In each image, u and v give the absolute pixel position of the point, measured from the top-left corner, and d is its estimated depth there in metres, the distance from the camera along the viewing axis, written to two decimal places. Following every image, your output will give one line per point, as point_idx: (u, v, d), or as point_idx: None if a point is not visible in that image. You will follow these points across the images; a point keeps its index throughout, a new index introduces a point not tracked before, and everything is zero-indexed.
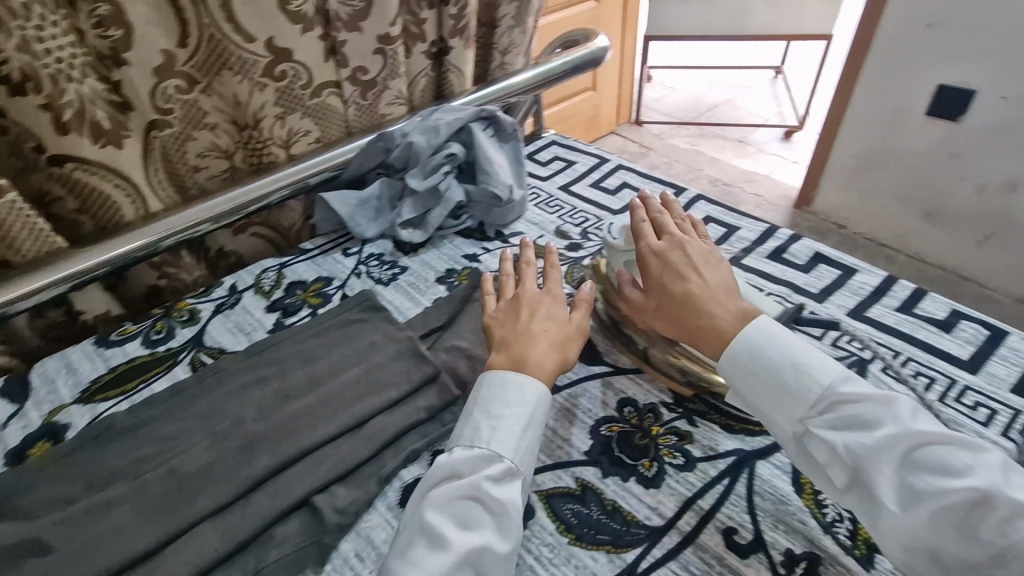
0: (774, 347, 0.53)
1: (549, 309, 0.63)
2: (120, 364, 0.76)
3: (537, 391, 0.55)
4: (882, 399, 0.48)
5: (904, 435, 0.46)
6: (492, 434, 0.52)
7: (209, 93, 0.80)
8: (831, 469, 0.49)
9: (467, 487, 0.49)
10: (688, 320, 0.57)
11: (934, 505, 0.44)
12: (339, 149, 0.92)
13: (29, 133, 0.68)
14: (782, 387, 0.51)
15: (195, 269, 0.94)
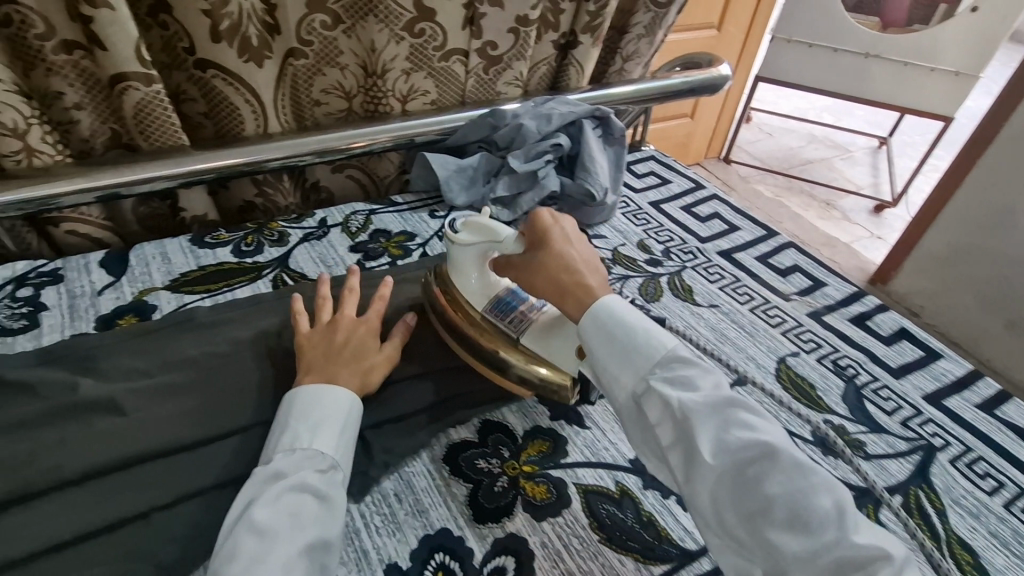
0: (621, 310, 0.54)
1: (366, 339, 0.61)
2: (209, 265, 0.79)
3: (351, 399, 0.55)
4: (697, 363, 0.50)
5: (721, 398, 0.47)
6: (314, 435, 0.51)
7: (350, 35, 0.84)
8: (660, 426, 0.49)
9: (296, 483, 0.47)
10: (564, 280, 0.58)
11: (738, 462, 0.44)
12: (450, 115, 0.94)
13: (187, 34, 0.73)
14: (630, 343, 0.51)
15: (290, 196, 0.98)
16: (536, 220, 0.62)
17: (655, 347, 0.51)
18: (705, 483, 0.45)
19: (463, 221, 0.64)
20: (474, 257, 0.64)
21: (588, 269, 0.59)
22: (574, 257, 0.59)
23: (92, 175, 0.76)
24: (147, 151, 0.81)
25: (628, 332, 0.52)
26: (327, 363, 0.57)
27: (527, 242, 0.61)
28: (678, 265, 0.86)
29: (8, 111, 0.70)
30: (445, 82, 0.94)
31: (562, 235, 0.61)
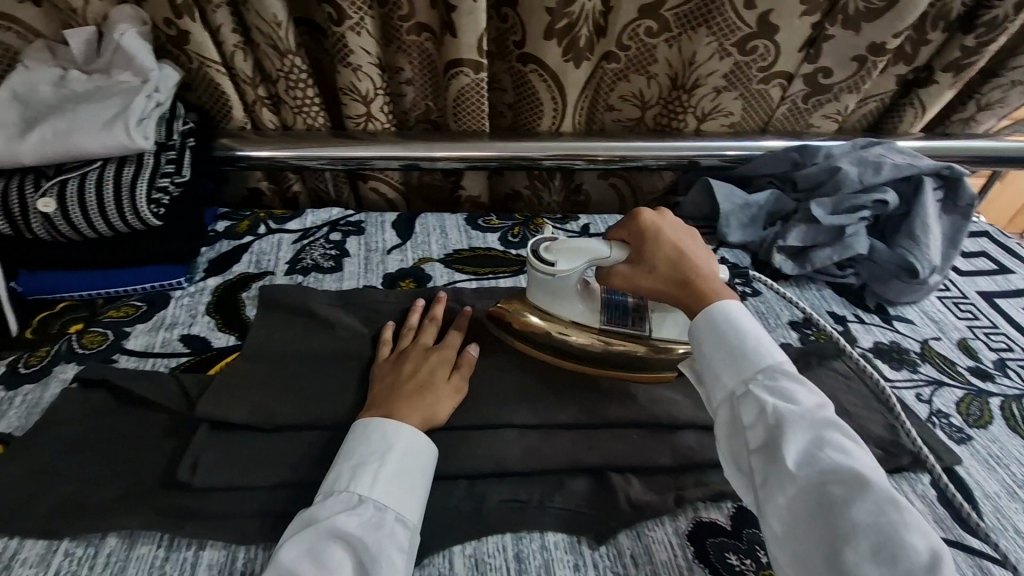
0: (737, 318, 0.51)
1: (437, 368, 0.58)
2: (479, 248, 0.82)
3: (408, 438, 0.50)
4: (805, 384, 0.47)
5: (823, 421, 0.45)
6: (355, 477, 0.47)
7: (672, 44, 0.79)
8: (751, 430, 0.46)
9: (327, 531, 0.44)
10: (685, 284, 0.55)
11: (825, 478, 0.42)
12: (748, 143, 0.85)
13: (523, 28, 0.75)
14: (739, 348, 0.49)
15: (554, 194, 0.97)
16: (641, 226, 0.58)
17: (762, 358, 0.48)
18: (780, 492, 0.43)
19: (549, 247, 0.60)
20: (568, 282, 0.61)
21: (704, 272, 0.57)
22: (700, 265, 0.57)
23: (409, 145, 0.84)
24: (453, 131, 0.87)
25: (741, 336, 0.50)
26: (393, 394, 0.54)
27: (635, 251, 0.58)
28: (1018, 387, 0.66)
29: (366, 80, 0.78)
30: (753, 105, 0.84)
31: (668, 234, 0.58)
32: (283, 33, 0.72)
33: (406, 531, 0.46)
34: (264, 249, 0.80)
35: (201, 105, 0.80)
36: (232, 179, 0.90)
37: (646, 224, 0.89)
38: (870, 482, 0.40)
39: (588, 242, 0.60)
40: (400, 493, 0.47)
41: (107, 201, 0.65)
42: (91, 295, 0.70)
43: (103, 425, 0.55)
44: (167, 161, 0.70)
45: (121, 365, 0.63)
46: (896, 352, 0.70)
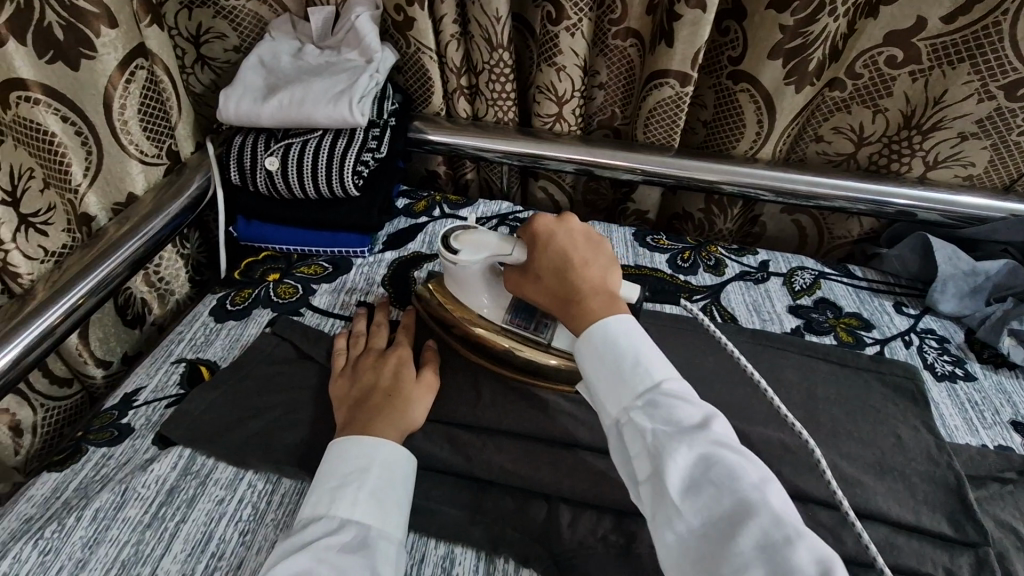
0: (620, 329, 0.44)
1: (402, 370, 0.56)
2: (645, 267, 0.78)
3: (389, 451, 0.49)
4: (687, 398, 0.40)
5: (706, 438, 0.38)
6: (337, 499, 0.45)
7: (918, 77, 0.69)
8: (637, 463, 0.39)
9: (313, 555, 0.41)
10: (568, 299, 0.48)
11: (716, 509, 0.35)
12: (987, 202, 0.73)
13: (744, 44, 0.70)
14: (619, 364, 0.42)
15: (729, 223, 0.91)
16: (533, 235, 0.51)
17: (641, 376, 0.41)
18: (669, 533, 0.36)
19: (456, 236, 0.56)
20: (478, 275, 0.58)
21: (594, 289, 0.47)
22: (588, 276, 0.48)
23: (591, 151, 0.82)
24: (638, 141, 0.84)
25: (620, 348, 0.43)
26: (366, 406, 0.52)
27: (528, 255, 0.51)
28: None
29: (567, 81, 0.78)
30: (1003, 159, 0.72)
31: (567, 242, 0.50)
32: (500, 27, 0.73)
33: (395, 552, 0.44)
34: (437, 232, 0.83)
35: (407, 87, 0.85)
36: (416, 159, 0.95)
37: (840, 274, 0.79)
38: (755, 508, 0.34)
39: (495, 237, 0.55)
40: (387, 510, 0.46)
41: (320, 168, 0.71)
42: (289, 250, 0.77)
43: (289, 372, 0.60)
44: (373, 138, 0.74)
45: (306, 319, 0.68)
46: None
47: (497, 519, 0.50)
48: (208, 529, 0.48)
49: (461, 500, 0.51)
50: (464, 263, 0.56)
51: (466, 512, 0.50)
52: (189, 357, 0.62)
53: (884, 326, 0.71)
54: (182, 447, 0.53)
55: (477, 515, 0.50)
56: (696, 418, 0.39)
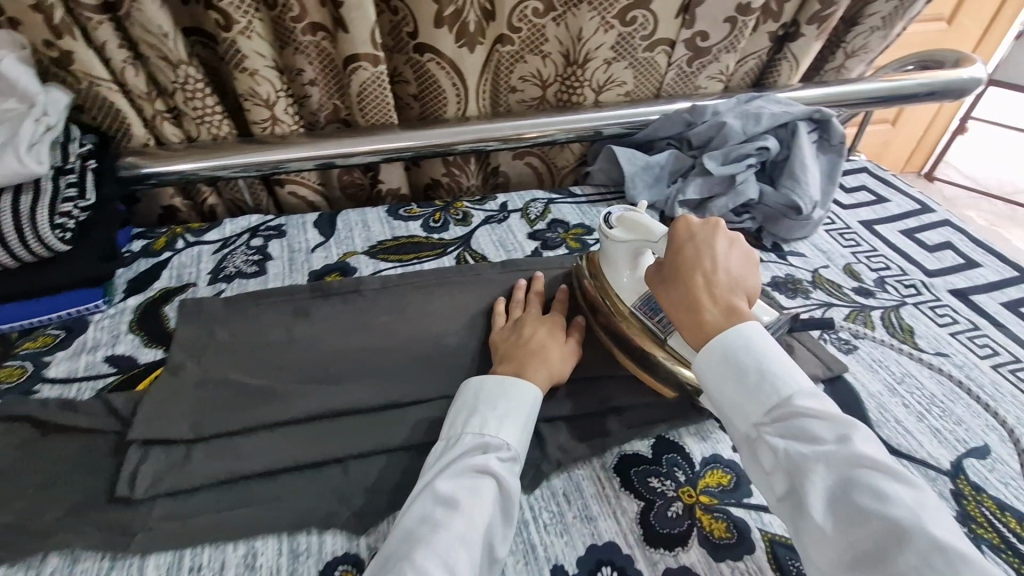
0: (743, 350, 0.49)
1: (551, 331, 0.64)
2: (402, 236, 0.85)
3: (534, 390, 0.55)
4: (819, 413, 0.45)
5: (848, 454, 0.42)
6: (493, 421, 0.52)
7: (559, 22, 0.83)
8: (773, 476, 0.45)
9: (473, 466, 0.48)
10: (681, 303, 0.54)
11: (854, 525, 0.40)
12: (644, 109, 0.90)
13: (413, 19, 0.77)
14: (745, 384, 0.48)
15: (473, 178, 1.01)
16: (677, 232, 0.58)
17: (773, 394, 0.46)
18: (815, 549, 0.41)
19: (619, 217, 0.65)
20: (625, 257, 0.64)
21: (725, 294, 0.53)
22: (716, 285, 0.54)
23: (320, 144, 0.84)
24: (362, 126, 0.88)
25: (743, 366, 0.48)
26: (513, 353, 0.60)
27: (669, 254, 0.57)
28: (896, 299, 0.74)
29: (266, 84, 0.79)
30: (645, 73, 0.89)
31: (700, 246, 0.56)
32: (172, 44, 0.72)
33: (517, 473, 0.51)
34: (184, 263, 0.79)
35: (97, 125, 0.79)
36: (144, 198, 0.89)
37: (566, 196, 0.93)
38: (906, 530, 0.38)
39: (657, 226, 0.62)
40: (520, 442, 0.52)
41: (8, 232, 0.64)
42: (6, 331, 0.69)
43: (34, 453, 0.55)
44: (66, 186, 0.69)
45: (42, 395, 0.62)
46: (789, 283, 0.77)
47: (293, 501, 0.52)
48: None
49: (255, 498, 0.52)
50: (616, 232, 0.64)
51: (262, 507, 0.52)
52: None
53: (601, 228, 0.87)
54: None
55: (274, 503, 0.52)
56: (840, 445, 0.42)
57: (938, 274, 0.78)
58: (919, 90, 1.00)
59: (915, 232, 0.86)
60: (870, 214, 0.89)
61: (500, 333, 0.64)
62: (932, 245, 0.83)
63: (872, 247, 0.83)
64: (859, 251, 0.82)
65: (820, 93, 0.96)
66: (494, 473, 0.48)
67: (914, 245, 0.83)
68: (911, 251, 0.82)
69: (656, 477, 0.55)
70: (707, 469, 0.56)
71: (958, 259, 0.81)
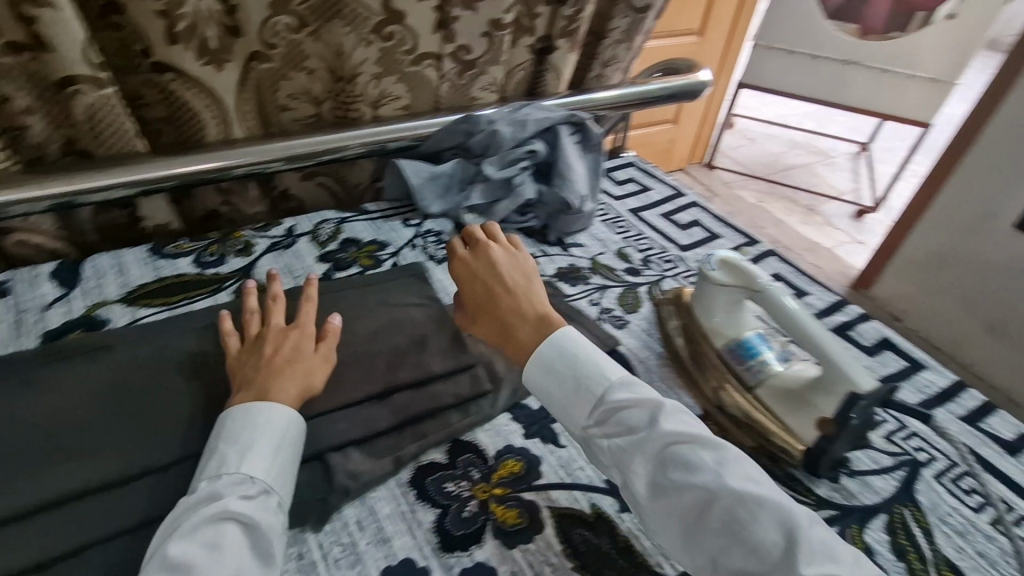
0: (558, 354, 0.57)
1: (517, 277, 0.65)
2: (168, 276, 0.76)
3: (287, 415, 0.52)
4: (637, 401, 0.51)
5: (650, 434, 0.49)
6: (243, 459, 0.48)
7: (315, 38, 0.79)
8: (609, 469, 0.52)
9: (212, 513, 0.44)
10: (507, 330, 0.61)
11: (676, 503, 0.46)
12: (423, 121, 0.91)
13: (140, 35, 0.69)
14: (556, 381, 0.56)
15: (257, 204, 0.94)
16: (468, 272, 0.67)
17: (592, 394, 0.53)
18: None
19: (721, 260, 0.66)
20: (724, 300, 0.67)
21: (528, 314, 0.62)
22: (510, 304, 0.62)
23: (51, 181, 0.72)
24: (100, 156, 0.77)
25: (570, 373, 0.55)
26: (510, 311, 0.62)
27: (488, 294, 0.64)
28: (657, 274, 0.84)
29: None
30: (417, 86, 0.90)
31: (487, 273, 0.65)
32: None
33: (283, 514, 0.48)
34: None
35: None
36: None
37: (358, 213, 0.91)
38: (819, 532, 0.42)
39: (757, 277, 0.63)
40: (275, 471, 0.49)
41: None
42: None
43: None
44: None
45: None
46: (570, 272, 0.83)
47: None
48: None
49: None
50: (717, 275, 0.66)
51: None
52: None
53: (396, 241, 0.86)
54: None
55: None
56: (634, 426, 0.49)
57: (689, 248, 0.91)
58: (661, 92, 1.16)
59: (673, 214, 0.99)
60: (637, 203, 1.00)
61: (267, 349, 0.58)
62: (683, 224, 0.96)
63: (639, 231, 0.94)
64: (629, 237, 0.92)
65: (579, 100, 1.06)
66: (241, 518, 0.44)
67: (671, 225, 0.96)
68: (669, 231, 0.94)
69: (451, 480, 0.56)
70: (500, 461, 0.58)
71: (703, 234, 0.95)
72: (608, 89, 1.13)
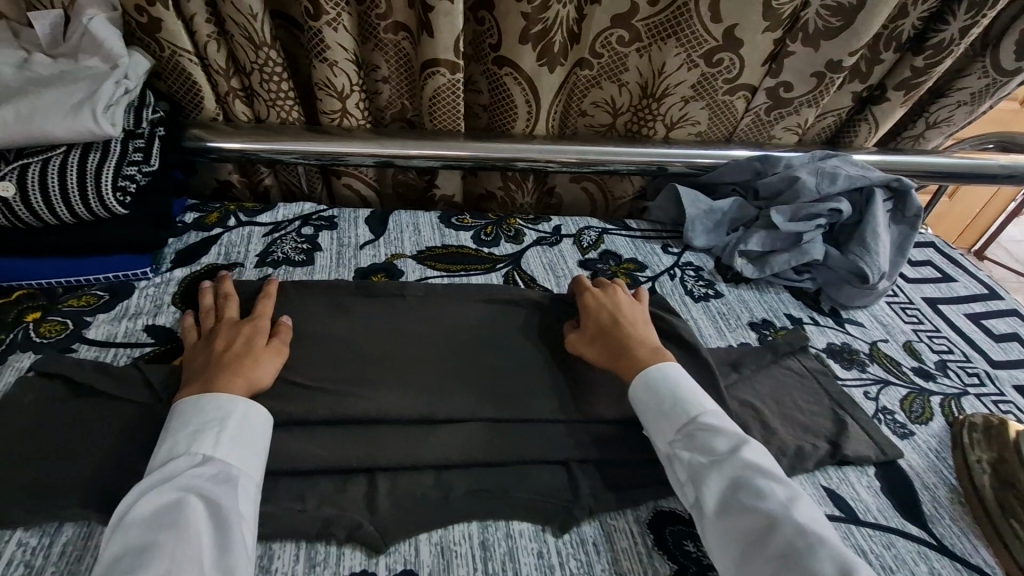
0: (662, 374, 0.58)
1: (622, 305, 0.68)
2: (452, 245, 0.83)
3: (252, 406, 0.52)
4: (723, 430, 0.53)
5: (741, 465, 0.50)
6: (195, 440, 0.48)
7: (642, 54, 0.81)
8: (685, 491, 0.52)
9: (176, 501, 0.44)
10: (619, 355, 0.62)
11: (764, 540, 0.46)
12: (714, 152, 0.88)
13: (498, 32, 0.77)
14: (664, 404, 0.56)
15: (528, 196, 1.00)
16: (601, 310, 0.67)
17: (682, 413, 0.55)
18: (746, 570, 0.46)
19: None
20: None
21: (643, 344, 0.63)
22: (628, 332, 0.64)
23: (386, 143, 0.84)
24: (428, 130, 0.87)
25: (669, 394, 0.57)
26: (613, 335, 0.64)
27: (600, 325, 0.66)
28: (959, 387, 0.70)
29: (343, 76, 0.79)
30: (718, 115, 0.87)
31: (605, 305, 0.68)
32: (258, 25, 0.72)
33: (254, 491, 0.48)
34: (234, 242, 0.79)
35: (172, 94, 0.79)
36: (202, 170, 0.88)
37: (620, 227, 0.91)
38: None
39: None
40: (242, 451, 0.49)
41: (70, 186, 0.64)
42: (52, 283, 0.68)
43: (67, 413, 0.54)
44: (136, 150, 0.69)
45: (80, 355, 0.61)
46: (846, 352, 0.73)
47: (316, 507, 0.50)
48: None
49: (273, 496, 0.50)
50: None
51: (282, 505, 0.50)
52: None
53: (655, 265, 0.84)
54: None
55: (295, 505, 0.50)
56: (733, 456, 0.51)
57: (1004, 368, 0.74)
58: (996, 170, 0.96)
59: (983, 318, 0.82)
60: (936, 294, 0.85)
61: (217, 337, 0.59)
62: (997, 333, 0.79)
63: (936, 328, 0.79)
64: (923, 330, 0.78)
65: (891, 160, 0.93)
66: (205, 493, 0.45)
67: (980, 332, 0.79)
68: (978, 338, 0.78)
69: (693, 540, 0.53)
70: None
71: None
72: (927, 153, 0.97)
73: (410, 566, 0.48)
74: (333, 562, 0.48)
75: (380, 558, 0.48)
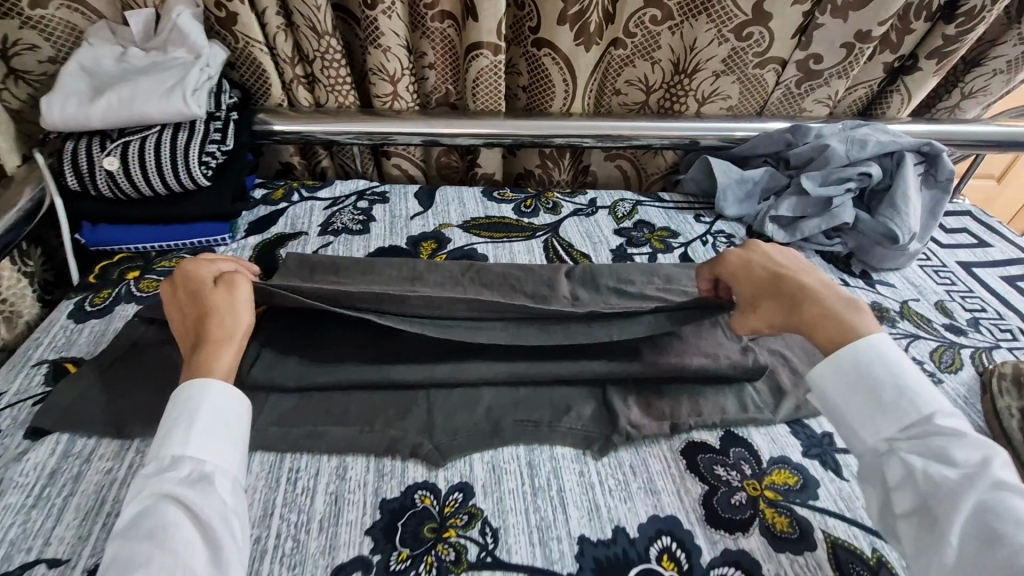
0: (864, 353, 0.52)
1: (783, 263, 0.61)
2: (494, 216, 0.90)
3: (217, 388, 0.51)
4: (963, 436, 0.47)
5: (986, 477, 0.44)
6: (168, 443, 0.48)
7: (674, 31, 0.86)
8: (897, 492, 0.47)
9: (158, 503, 0.45)
10: (799, 317, 0.57)
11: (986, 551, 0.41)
12: (745, 124, 0.91)
13: (538, 15, 0.82)
14: (877, 395, 0.51)
15: (565, 173, 1.05)
16: (759, 271, 0.61)
17: (913, 410, 0.49)
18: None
19: None
20: None
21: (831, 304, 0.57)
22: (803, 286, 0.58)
23: (433, 123, 0.90)
24: (471, 111, 0.93)
25: (879, 385, 0.51)
26: (783, 297, 0.58)
27: (764, 286, 0.59)
28: (990, 341, 0.72)
29: (395, 61, 0.86)
30: (748, 88, 0.91)
31: (764, 262, 0.61)
32: (322, 16, 0.80)
33: (233, 484, 0.48)
34: (299, 214, 0.87)
35: (243, 82, 0.88)
36: (268, 153, 0.97)
37: (655, 199, 0.96)
38: None
39: None
40: (213, 442, 0.49)
41: (163, 162, 0.72)
42: (146, 248, 0.78)
43: (168, 349, 0.63)
44: (215, 130, 0.77)
45: None
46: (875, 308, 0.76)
47: (383, 429, 0.57)
48: (100, 494, 0.52)
49: (347, 419, 0.58)
50: None
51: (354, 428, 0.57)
52: (50, 357, 0.63)
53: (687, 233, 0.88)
54: (59, 433, 0.56)
55: (364, 427, 0.58)
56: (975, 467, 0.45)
57: None
58: None
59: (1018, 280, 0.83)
60: (970, 257, 0.87)
61: (182, 321, 0.56)
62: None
63: (968, 288, 0.81)
64: (955, 290, 0.80)
65: (926, 129, 0.94)
66: (183, 497, 0.45)
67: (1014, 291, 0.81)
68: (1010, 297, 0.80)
69: (722, 466, 0.57)
70: (775, 467, 0.57)
71: None
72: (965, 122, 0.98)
73: (466, 479, 0.55)
74: (398, 475, 0.55)
75: (439, 472, 0.55)
